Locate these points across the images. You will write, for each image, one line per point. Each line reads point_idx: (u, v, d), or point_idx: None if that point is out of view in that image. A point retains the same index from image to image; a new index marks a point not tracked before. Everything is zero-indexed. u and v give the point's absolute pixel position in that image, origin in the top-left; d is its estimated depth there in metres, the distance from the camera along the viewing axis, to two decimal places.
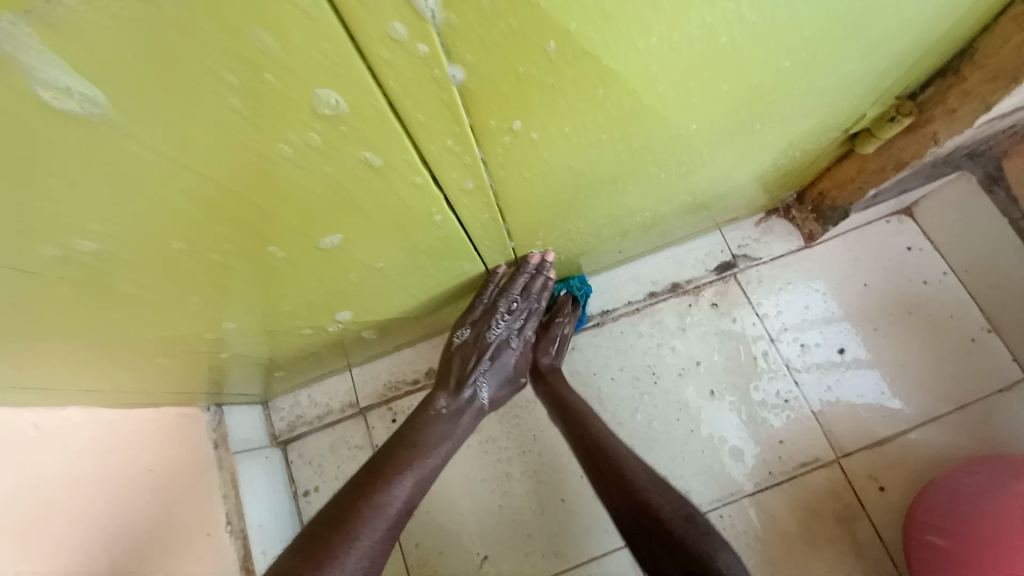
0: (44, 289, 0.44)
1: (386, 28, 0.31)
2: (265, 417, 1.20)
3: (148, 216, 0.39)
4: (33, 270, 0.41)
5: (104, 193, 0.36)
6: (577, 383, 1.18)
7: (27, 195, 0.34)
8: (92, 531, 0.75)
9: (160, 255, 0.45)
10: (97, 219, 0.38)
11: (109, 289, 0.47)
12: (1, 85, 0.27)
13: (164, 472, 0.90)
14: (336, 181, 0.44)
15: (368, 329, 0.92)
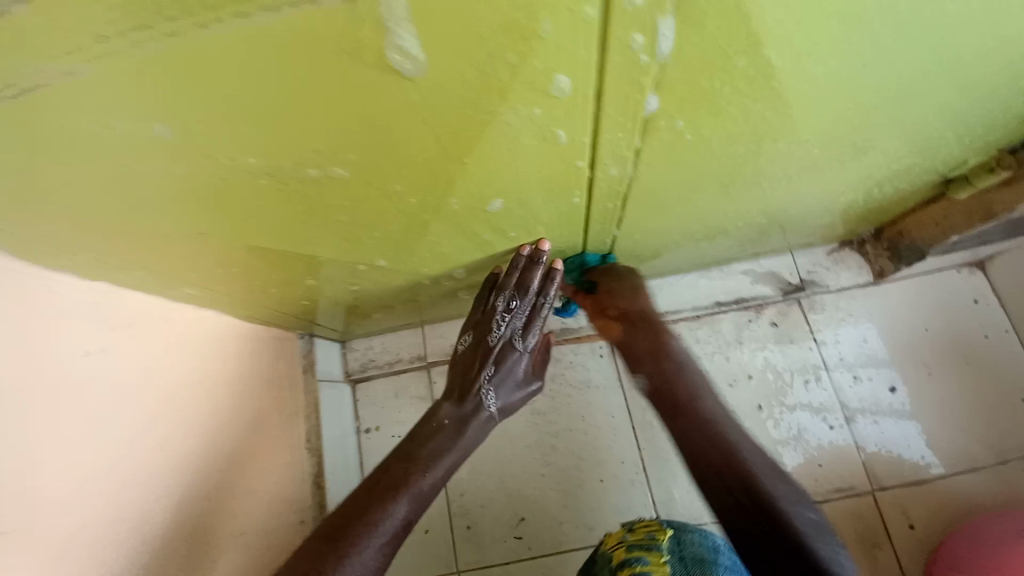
0: (282, 199, 0.55)
1: (630, 35, 0.40)
2: (341, 355, 1.31)
3: (387, 156, 0.50)
4: (287, 182, 0.52)
5: (372, 132, 0.46)
6: (630, 375, 1.25)
7: (323, 124, 0.44)
8: (178, 435, 0.85)
9: (373, 189, 0.55)
10: (353, 151, 0.48)
11: (321, 210, 0.58)
12: (363, 43, 0.36)
13: (240, 384, 1.01)
14: (524, 151, 0.53)
15: (464, 288, 1.03)
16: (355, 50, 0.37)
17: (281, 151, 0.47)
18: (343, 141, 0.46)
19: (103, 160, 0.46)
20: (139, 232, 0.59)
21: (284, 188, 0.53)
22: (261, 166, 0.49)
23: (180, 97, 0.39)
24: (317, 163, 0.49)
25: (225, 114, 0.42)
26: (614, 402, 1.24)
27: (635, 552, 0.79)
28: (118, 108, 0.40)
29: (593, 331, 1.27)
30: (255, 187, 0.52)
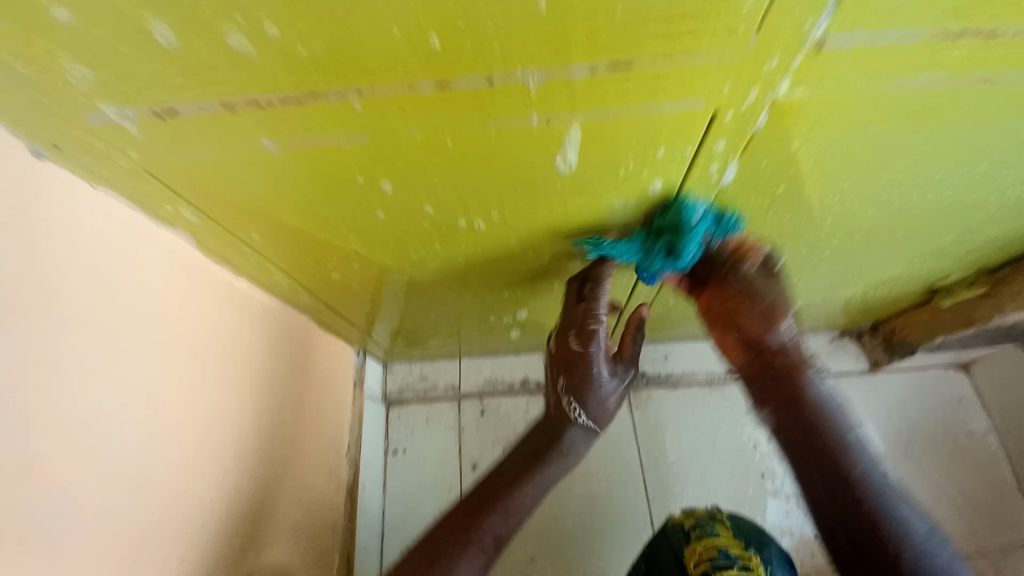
0: (415, 242, 0.69)
1: (711, 166, 0.55)
2: (382, 375, 1.41)
3: (511, 220, 0.64)
4: (427, 232, 0.66)
5: (508, 205, 0.60)
6: (646, 427, 1.29)
7: (476, 200, 0.58)
8: (265, 418, 0.82)
9: (487, 240, 0.69)
10: (488, 217, 0.62)
11: (440, 251, 0.72)
12: (534, 154, 0.50)
13: (316, 380, 1.01)
14: (611, 229, 0.68)
15: (513, 327, 1.16)
16: (525, 158, 0.51)
17: (440, 213, 0.60)
18: (484, 212, 0.61)
19: (298, 219, 0.60)
20: (292, 263, 0.73)
21: (420, 239, 0.67)
22: (412, 227, 0.63)
23: (385, 185, 0.54)
24: (456, 225, 0.64)
25: (409, 197, 0.56)
26: (629, 452, 1.26)
27: (703, 523, 0.84)
28: (338, 191, 0.54)
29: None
30: (402, 233, 0.65)
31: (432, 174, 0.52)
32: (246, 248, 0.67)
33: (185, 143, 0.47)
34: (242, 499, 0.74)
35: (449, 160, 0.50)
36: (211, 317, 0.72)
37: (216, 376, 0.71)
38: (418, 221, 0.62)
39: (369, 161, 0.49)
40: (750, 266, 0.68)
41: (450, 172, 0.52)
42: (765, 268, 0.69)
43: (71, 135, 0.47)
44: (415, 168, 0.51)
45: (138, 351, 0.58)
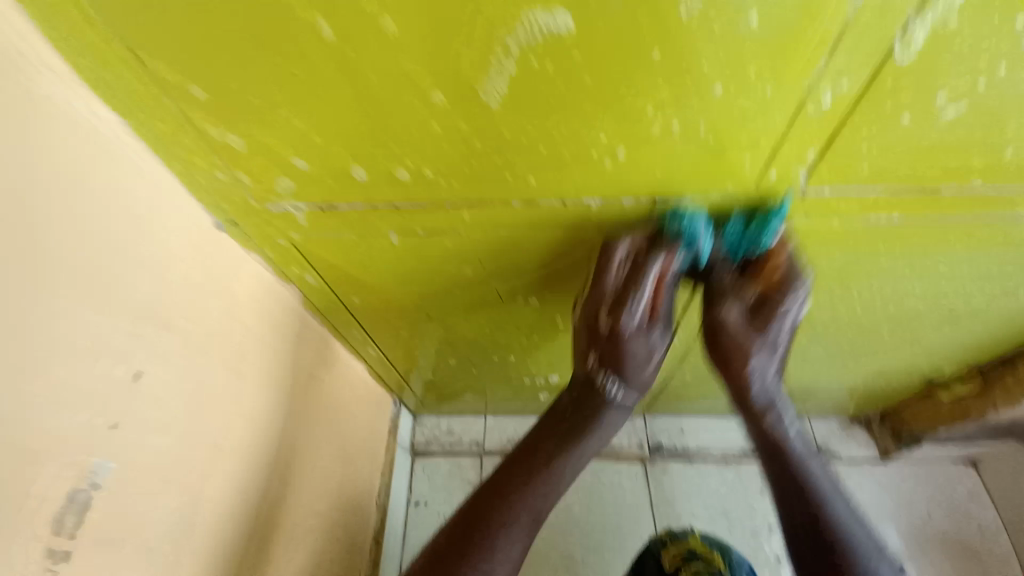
0: (477, 308, 0.83)
1: None
2: (411, 426, 1.46)
3: (559, 296, 0.78)
4: (489, 300, 0.80)
5: (560, 284, 0.75)
6: (662, 500, 1.31)
7: (535, 279, 0.73)
8: (312, 455, 0.87)
9: (537, 311, 0.83)
10: (542, 293, 0.77)
11: (495, 317, 0.86)
12: (587, 249, 0.66)
13: (358, 425, 1.06)
14: None
15: (542, 391, 1.26)
16: (580, 251, 0.66)
17: (505, 285, 0.75)
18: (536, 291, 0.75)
19: (390, 282, 0.75)
20: (370, 318, 0.87)
21: (480, 305, 0.81)
22: (476, 294, 0.78)
23: (468, 261, 0.69)
24: (512, 296, 0.78)
25: (483, 271, 0.71)
26: (645, 525, 1.27)
27: (677, 534, 0.91)
28: (431, 262, 0.70)
29: (631, 453, 1.36)
30: (469, 299, 0.80)
31: (506, 255, 0.68)
32: (337, 304, 0.82)
33: (331, 228, 0.63)
34: (281, 531, 0.77)
35: (522, 249, 0.66)
36: (304, 364, 0.84)
37: (299, 420, 0.82)
38: (485, 290, 0.77)
39: (461, 246, 0.65)
40: (732, 309, 0.65)
41: (518, 258, 0.68)
42: (758, 324, 0.65)
43: (247, 218, 0.62)
44: (494, 252, 0.67)
45: (249, 390, 0.69)
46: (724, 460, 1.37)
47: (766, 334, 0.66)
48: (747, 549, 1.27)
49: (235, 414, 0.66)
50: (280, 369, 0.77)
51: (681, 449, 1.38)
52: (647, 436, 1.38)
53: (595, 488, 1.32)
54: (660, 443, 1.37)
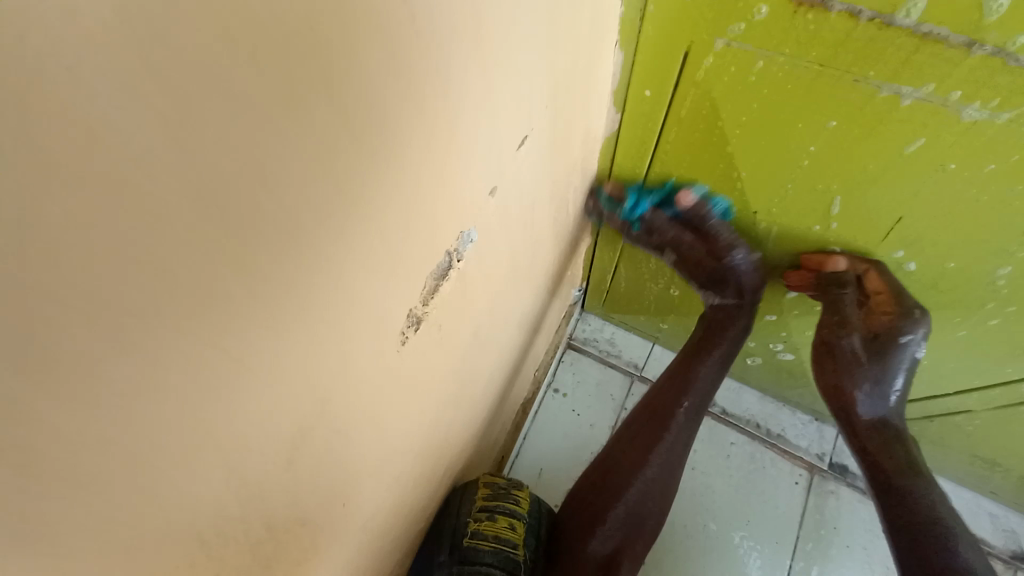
0: (826, 236, 0.67)
1: None
2: (574, 320, 1.40)
3: (963, 254, 0.60)
4: (859, 232, 0.64)
5: (994, 240, 0.57)
6: (813, 514, 1.25)
7: (969, 221, 0.56)
8: (518, 321, 0.79)
9: (892, 263, 0.66)
10: (948, 244, 0.60)
11: (828, 253, 0.69)
12: None
13: (549, 304, 0.99)
14: None
15: (755, 359, 1.07)
16: None
17: (923, 221, 0.59)
18: (920, 246, 0.62)
19: (744, 158, 0.60)
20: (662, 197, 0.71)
21: (817, 226, 0.66)
22: (838, 219, 0.63)
23: (886, 157, 0.53)
24: (896, 236, 0.62)
25: (886, 187, 0.57)
26: (782, 527, 1.24)
27: None
28: (835, 151, 0.55)
29: (806, 458, 1.28)
30: (834, 220, 0.64)
31: (950, 183, 0.53)
32: (639, 168, 0.68)
33: (773, 46, 0.47)
34: (484, 377, 0.74)
35: (988, 169, 0.50)
36: (568, 218, 0.74)
37: (538, 272, 0.75)
38: (881, 215, 0.60)
39: (906, 136, 0.50)
40: (850, 339, 0.72)
41: (962, 184, 0.53)
42: (874, 386, 0.72)
43: (659, 16, 0.48)
44: (941, 160, 0.51)
45: (537, 226, 0.62)
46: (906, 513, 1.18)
47: (869, 369, 0.72)
48: None
49: (524, 237, 0.60)
50: (559, 212, 0.68)
51: (851, 479, 1.27)
52: (830, 449, 1.29)
53: (747, 468, 1.28)
54: (832, 463, 1.28)
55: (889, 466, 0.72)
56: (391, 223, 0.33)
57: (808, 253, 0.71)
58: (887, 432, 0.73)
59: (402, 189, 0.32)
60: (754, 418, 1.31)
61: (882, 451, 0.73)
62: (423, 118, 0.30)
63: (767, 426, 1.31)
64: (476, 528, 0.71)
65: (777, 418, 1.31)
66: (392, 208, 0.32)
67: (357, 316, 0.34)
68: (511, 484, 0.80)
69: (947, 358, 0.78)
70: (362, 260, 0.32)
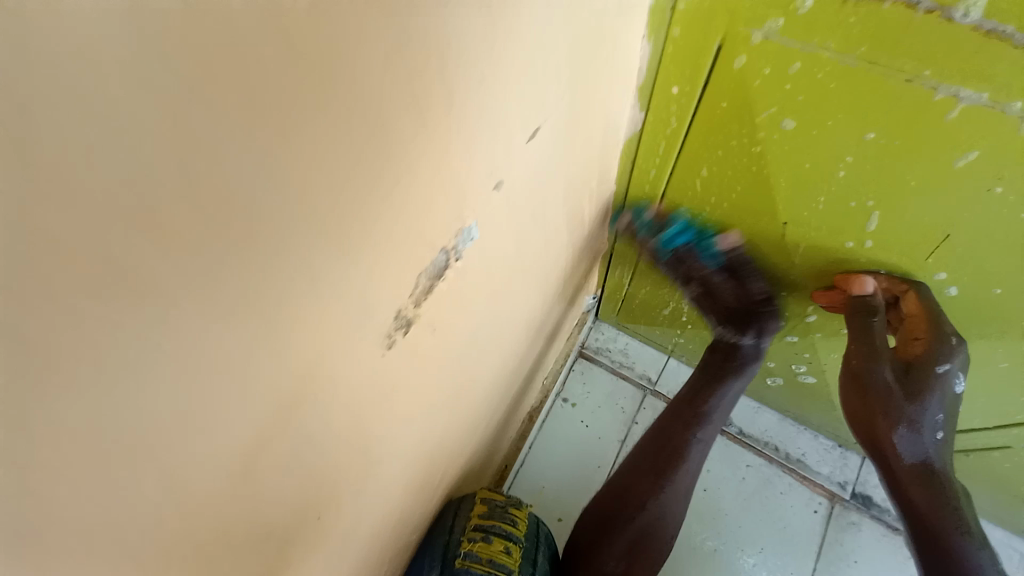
0: (859, 253, 0.62)
1: None
2: (587, 328, 1.36)
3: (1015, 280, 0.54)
4: (896, 251, 0.59)
5: None
6: (831, 546, 1.17)
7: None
8: (524, 327, 0.76)
9: (932, 286, 0.61)
10: (997, 268, 0.54)
11: (858, 274, 0.64)
12: None
13: (560, 310, 0.95)
14: None
15: (775, 380, 1.02)
16: None
17: (970, 242, 0.53)
18: (964, 270, 0.57)
19: (775, 165, 0.56)
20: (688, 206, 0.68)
21: (850, 243, 0.61)
22: (874, 236, 0.58)
23: (933, 170, 0.49)
24: (937, 257, 0.57)
25: (931, 202, 0.51)
26: (796, 557, 1.17)
27: None
28: (877, 160, 0.50)
29: (826, 486, 1.21)
30: (869, 237, 0.59)
31: (1006, 201, 0.48)
32: (663, 172, 0.64)
33: (814, 41, 0.43)
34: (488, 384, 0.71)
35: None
36: (583, 224, 0.71)
37: (550, 278, 0.72)
38: (923, 234, 0.55)
39: (957, 147, 0.46)
40: (883, 372, 0.64)
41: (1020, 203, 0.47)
42: (913, 429, 0.63)
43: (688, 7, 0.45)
44: (996, 174, 0.46)
45: (544, 229, 0.59)
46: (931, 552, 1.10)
47: (909, 408, 0.62)
48: None
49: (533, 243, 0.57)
50: (572, 219, 0.65)
51: (874, 512, 1.19)
52: (853, 478, 1.21)
53: (762, 493, 1.22)
54: (854, 493, 1.21)
55: (929, 514, 0.65)
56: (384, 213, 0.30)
57: (845, 273, 0.65)
58: (928, 482, 0.65)
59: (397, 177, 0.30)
60: (772, 440, 1.25)
61: (925, 502, 0.65)
62: (416, 102, 0.28)
63: (785, 450, 1.24)
64: (469, 549, 0.68)
65: (796, 442, 1.24)
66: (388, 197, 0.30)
67: (344, 320, 0.31)
68: (507, 504, 0.77)
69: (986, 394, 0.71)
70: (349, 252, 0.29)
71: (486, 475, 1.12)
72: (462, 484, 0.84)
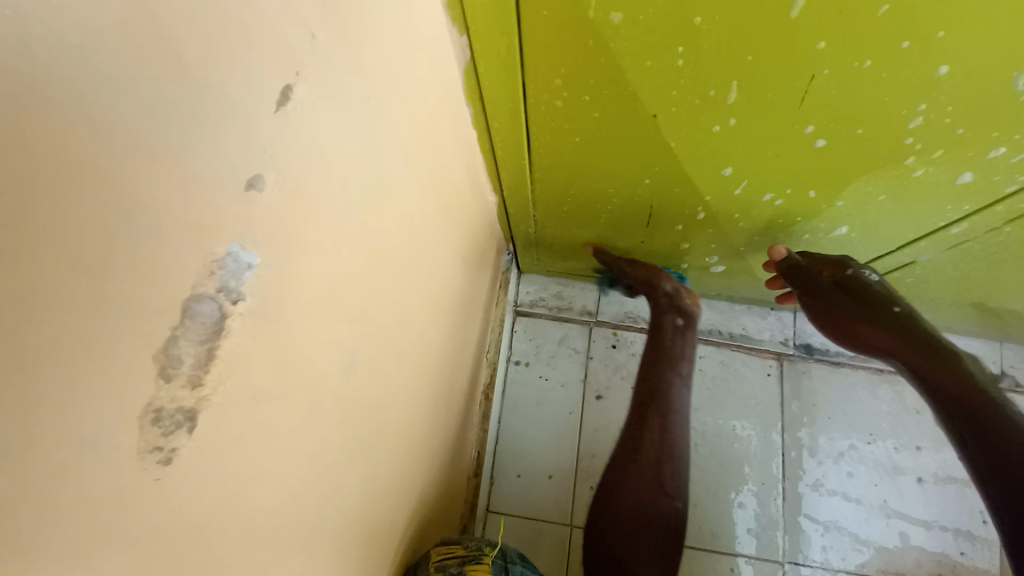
0: (725, 141, 0.54)
1: None
2: (515, 283, 1.30)
3: (879, 137, 0.49)
4: (763, 132, 0.51)
5: (915, 110, 0.45)
6: (790, 400, 1.26)
7: (886, 95, 0.44)
8: (442, 315, 0.67)
9: (808, 159, 0.54)
10: (865, 126, 0.48)
11: (725, 159, 0.57)
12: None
13: (477, 281, 0.88)
14: (983, 181, 0.55)
15: (701, 274, 1.02)
16: None
17: (830, 108, 0.46)
18: (834, 126, 0.49)
19: (618, 57, 0.46)
20: (549, 124, 0.58)
21: (715, 128, 0.52)
22: (736, 122, 0.50)
23: (778, 37, 0.40)
24: (804, 132, 0.50)
25: (785, 73, 0.43)
26: (766, 422, 1.25)
27: None
28: (724, 32, 0.40)
29: (772, 349, 1.28)
30: (732, 123, 0.51)
31: (859, 55, 0.41)
32: (516, 100, 0.55)
33: None
34: (422, 391, 0.63)
35: (883, 12, 0.37)
36: (457, 184, 0.62)
37: (444, 257, 0.64)
38: (782, 112, 0.48)
39: None
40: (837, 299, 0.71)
41: (871, 38, 0.39)
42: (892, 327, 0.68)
43: None
44: (837, 12, 0.37)
45: (421, 202, 0.51)
46: (872, 373, 1.28)
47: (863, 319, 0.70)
48: (871, 457, 1.24)
49: (402, 229, 0.47)
50: (435, 187, 0.54)
51: (817, 357, 1.29)
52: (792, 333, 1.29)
53: (721, 377, 1.27)
54: (799, 345, 1.29)
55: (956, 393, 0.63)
56: (92, 301, 0.18)
57: (730, 164, 0.58)
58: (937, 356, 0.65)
59: (66, 241, 0.17)
60: (715, 326, 1.29)
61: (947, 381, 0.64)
62: None
63: (729, 330, 1.29)
64: None
65: (737, 321, 1.29)
66: (63, 285, 0.17)
67: (108, 469, 0.20)
68: (464, 566, 0.65)
69: (884, 239, 0.71)
70: (25, 397, 0.17)
71: (464, 466, 1.07)
72: (434, 495, 0.78)
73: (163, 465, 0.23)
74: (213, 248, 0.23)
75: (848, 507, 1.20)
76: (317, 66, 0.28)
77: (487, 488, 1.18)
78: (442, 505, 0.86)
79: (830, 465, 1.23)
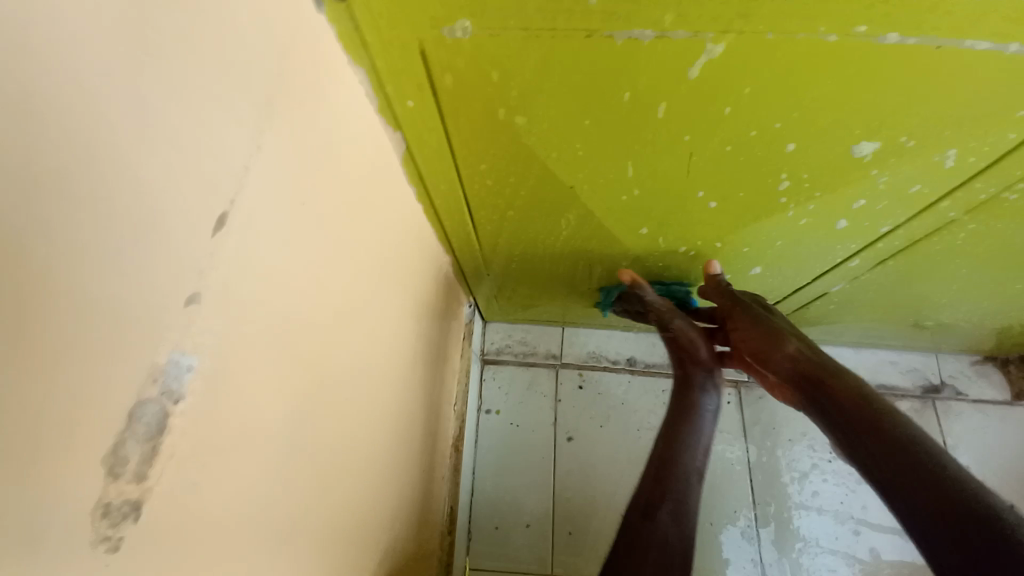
0: (635, 206, 0.62)
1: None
2: (481, 333, 1.35)
3: (759, 197, 0.58)
4: (663, 198, 0.59)
5: (780, 176, 0.54)
6: (752, 425, 1.31)
7: (752, 169, 0.53)
8: (402, 375, 0.71)
9: (709, 216, 0.62)
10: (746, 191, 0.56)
11: (640, 219, 0.65)
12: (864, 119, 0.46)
13: (439, 337, 0.92)
14: (858, 225, 0.64)
15: None
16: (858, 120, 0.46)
17: (711, 179, 0.55)
18: (719, 191, 0.57)
19: (529, 148, 0.53)
20: (484, 198, 0.65)
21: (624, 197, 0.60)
22: (640, 191, 0.58)
23: (653, 131, 0.48)
24: (698, 197, 0.58)
25: (666, 155, 0.51)
26: (732, 449, 1.29)
27: None
28: (608, 128, 0.48)
29: (729, 377, 1.35)
30: (636, 193, 0.58)
31: (721, 141, 0.49)
32: (451, 181, 0.62)
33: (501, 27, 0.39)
34: (382, 452, 0.65)
35: (729, 112, 0.45)
36: (407, 254, 0.67)
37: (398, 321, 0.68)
38: (674, 184, 0.56)
39: (650, 99, 0.44)
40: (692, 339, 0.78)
41: (727, 130, 0.47)
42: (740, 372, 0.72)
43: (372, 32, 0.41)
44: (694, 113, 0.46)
45: (369, 277, 0.55)
46: None
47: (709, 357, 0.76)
48: (834, 474, 1.29)
49: (350, 305, 0.51)
50: (384, 261, 0.59)
51: None
52: None
53: None
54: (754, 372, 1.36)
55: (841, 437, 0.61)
56: (48, 425, 0.22)
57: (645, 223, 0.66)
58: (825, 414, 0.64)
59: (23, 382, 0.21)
60: None
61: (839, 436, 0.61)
62: None
63: None
64: None
65: None
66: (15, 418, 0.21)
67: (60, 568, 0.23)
68: None
69: (798, 275, 0.80)
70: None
71: (438, 522, 1.06)
72: (404, 556, 0.79)
73: (112, 551, 0.25)
74: (157, 359, 0.27)
75: (818, 527, 1.24)
76: (250, 193, 0.33)
77: (463, 545, 1.17)
78: (414, 565, 0.85)
79: (796, 486, 1.27)
